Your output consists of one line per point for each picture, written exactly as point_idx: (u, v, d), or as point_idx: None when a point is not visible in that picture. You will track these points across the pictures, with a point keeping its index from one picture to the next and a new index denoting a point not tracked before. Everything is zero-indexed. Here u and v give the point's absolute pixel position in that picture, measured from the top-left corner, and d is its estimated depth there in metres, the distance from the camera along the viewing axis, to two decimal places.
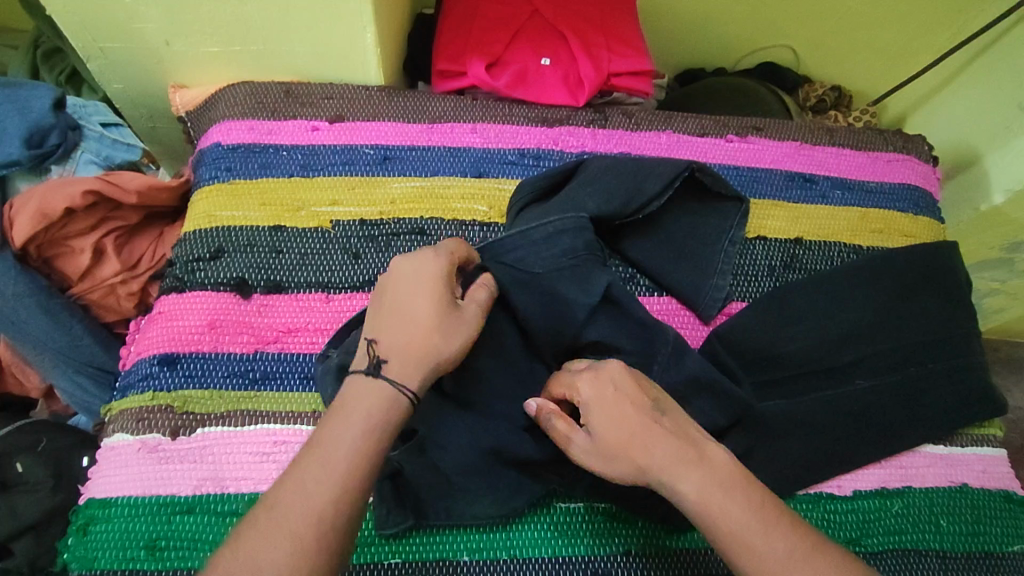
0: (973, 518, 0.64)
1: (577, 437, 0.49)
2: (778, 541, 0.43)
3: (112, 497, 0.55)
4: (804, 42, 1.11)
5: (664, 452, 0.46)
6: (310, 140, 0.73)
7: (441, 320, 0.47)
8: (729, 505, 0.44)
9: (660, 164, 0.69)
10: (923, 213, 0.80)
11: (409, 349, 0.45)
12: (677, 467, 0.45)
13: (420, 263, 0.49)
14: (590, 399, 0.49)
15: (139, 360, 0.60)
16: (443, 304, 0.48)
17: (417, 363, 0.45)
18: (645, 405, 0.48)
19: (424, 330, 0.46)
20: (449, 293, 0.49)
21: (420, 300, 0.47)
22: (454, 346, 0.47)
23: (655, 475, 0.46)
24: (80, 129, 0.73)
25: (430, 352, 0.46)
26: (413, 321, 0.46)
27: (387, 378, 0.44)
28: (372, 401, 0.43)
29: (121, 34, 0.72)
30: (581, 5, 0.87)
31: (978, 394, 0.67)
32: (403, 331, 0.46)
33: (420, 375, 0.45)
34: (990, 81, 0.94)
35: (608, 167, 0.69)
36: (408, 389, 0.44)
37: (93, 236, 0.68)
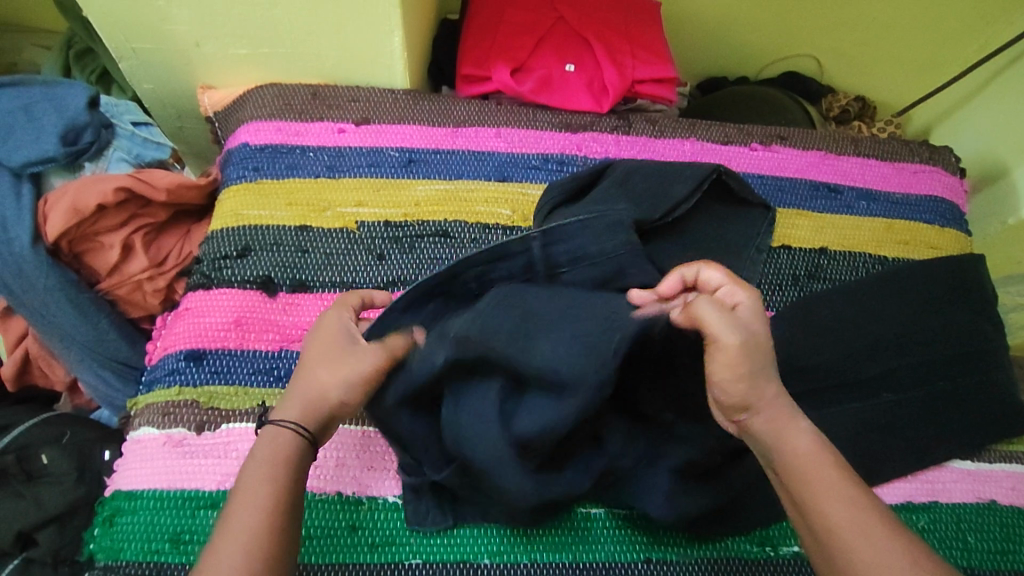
0: (1001, 536, 0.62)
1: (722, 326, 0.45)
2: (866, 513, 0.42)
3: (138, 489, 0.55)
4: (828, 52, 1.10)
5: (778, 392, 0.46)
6: (336, 142, 0.74)
7: (319, 360, 0.51)
8: (827, 473, 0.44)
9: (686, 167, 0.68)
10: (950, 224, 0.80)
11: (295, 392, 0.49)
12: (784, 410, 0.46)
13: (314, 321, 0.54)
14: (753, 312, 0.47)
15: (166, 355, 0.61)
16: (323, 344, 0.51)
17: (302, 403, 0.49)
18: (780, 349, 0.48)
19: (306, 377, 0.50)
20: (331, 336, 0.52)
21: (308, 351, 0.52)
22: (340, 379, 0.50)
23: (761, 410, 0.46)
24: (113, 128, 0.74)
25: (316, 390, 0.49)
26: (301, 372, 0.51)
27: (271, 422, 0.48)
28: (277, 440, 0.47)
29: (153, 35, 0.73)
30: (606, 12, 0.87)
31: (1006, 409, 0.66)
32: (294, 380, 0.50)
33: (298, 412, 0.49)
34: (1018, 93, 0.94)
35: (634, 170, 0.68)
36: (288, 426, 0.48)
37: (122, 233, 0.69)
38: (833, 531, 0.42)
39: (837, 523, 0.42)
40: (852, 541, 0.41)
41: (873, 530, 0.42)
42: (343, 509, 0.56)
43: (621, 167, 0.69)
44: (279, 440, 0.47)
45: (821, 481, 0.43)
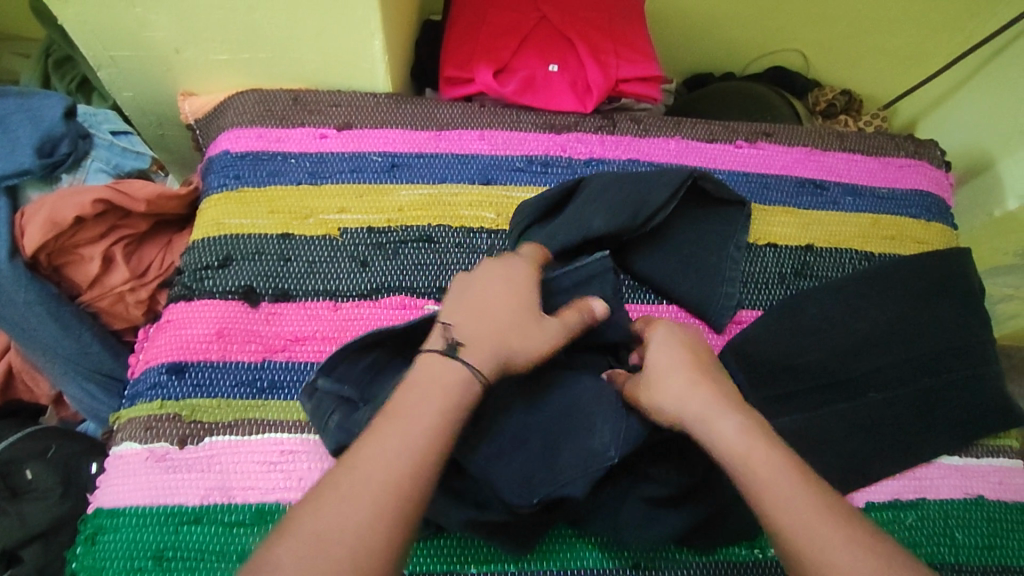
0: (988, 531, 0.62)
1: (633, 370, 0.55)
2: (800, 492, 0.43)
3: (120, 506, 0.55)
4: (814, 46, 1.10)
5: (703, 398, 0.50)
6: (318, 148, 0.73)
7: (523, 323, 0.50)
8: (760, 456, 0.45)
9: (664, 171, 0.69)
10: (936, 218, 0.79)
11: (487, 337, 0.48)
12: (712, 411, 0.49)
13: (510, 274, 0.54)
14: (656, 336, 0.55)
15: (148, 368, 0.61)
16: (530, 309, 0.52)
17: (490, 350, 0.48)
18: (699, 360, 0.53)
19: (500, 324, 0.49)
20: (531, 301, 0.52)
21: (503, 301, 0.51)
22: (530, 347, 0.50)
23: (689, 416, 0.49)
24: (90, 138, 0.74)
25: (505, 342, 0.49)
26: (490, 316, 0.50)
27: (465, 360, 0.46)
28: (451, 378, 0.46)
29: (131, 42, 0.72)
30: (589, 11, 0.87)
31: (993, 404, 0.66)
32: (477, 322, 0.49)
33: (492, 361, 0.47)
34: (1003, 85, 0.94)
35: (610, 181, 0.68)
36: (479, 373, 0.46)
37: (103, 245, 0.68)
38: (770, 519, 0.43)
39: (771, 511, 0.43)
40: (788, 527, 0.42)
41: (810, 515, 0.42)
42: None
43: (595, 179, 0.69)
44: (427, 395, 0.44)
45: (754, 471, 0.45)
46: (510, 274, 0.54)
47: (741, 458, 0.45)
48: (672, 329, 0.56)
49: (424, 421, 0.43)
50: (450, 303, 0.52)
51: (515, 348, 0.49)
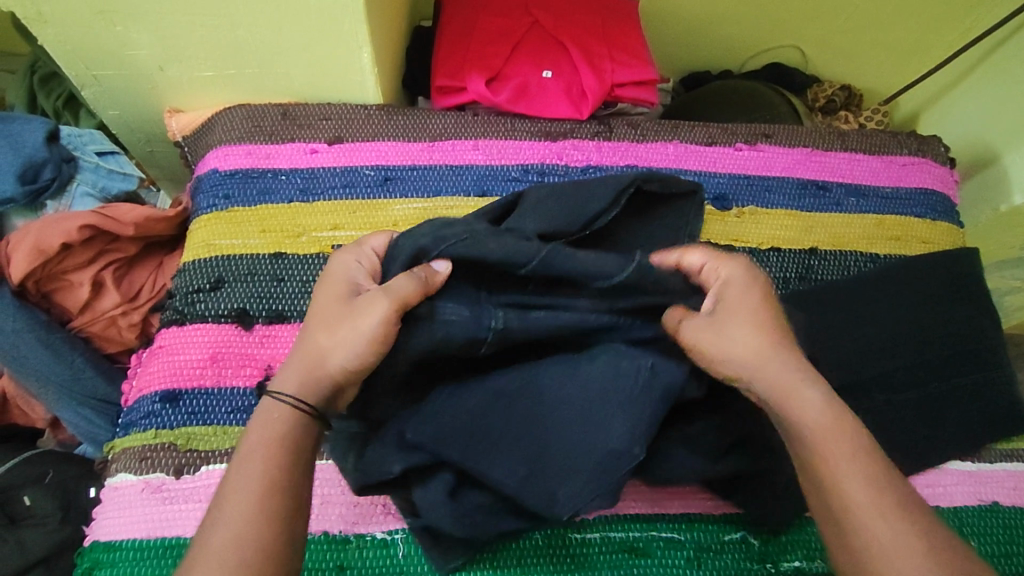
0: (1005, 538, 0.61)
1: (695, 317, 0.49)
2: (878, 473, 0.42)
3: (116, 540, 0.53)
4: (811, 42, 1.08)
5: (783, 365, 0.46)
6: (309, 163, 0.71)
7: (326, 319, 0.48)
8: (838, 428, 0.43)
9: (600, 180, 0.60)
10: (942, 217, 0.78)
11: (297, 355, 0.48)
12: (791, 378, 0.45)
13: (325, 277, 0.52)
14: (737, 284, 0.49)
15: (140, 397, 0.59)
16: (333, 304, 0.49)
17: (298, 370, 0.47)
18: (777, 319, 0.48)
19: (307, 340, 0.48)
20: (340, 295, 0.49)
21: (314, 311, 0.49)
22: (338, 341, 0.46)
23: (765, 381, 0.46)
24: (75, 161, 0.74)
25: (313, 353, 0.47)
26: (304, 333, 0.49)
27: (273, 386, 0.47)
28: (267, 416, 0.45)
29: (114, 60, 0.70)
30: (581, 15, 0.85)
31: (1005, 406, 0.65)
32: (296, 343, 0.49)
33: (298, 379, 0.46)
34: (1005, 78, 0.92)
35: (546, 193, 0.59)
36: (288, 395, 0.45)
37: (91, 270, 0.67)
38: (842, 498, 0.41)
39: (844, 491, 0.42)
40: (863, 508, 0.41)
41: (882, 496, 0.41)
42: (330, 549, 0.54)
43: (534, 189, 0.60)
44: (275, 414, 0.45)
45: (832, 452, 0.43)
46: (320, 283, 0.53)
47: (816, 432, 0.43)
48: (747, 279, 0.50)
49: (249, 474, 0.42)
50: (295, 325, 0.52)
51: (319, 349, 0.47)
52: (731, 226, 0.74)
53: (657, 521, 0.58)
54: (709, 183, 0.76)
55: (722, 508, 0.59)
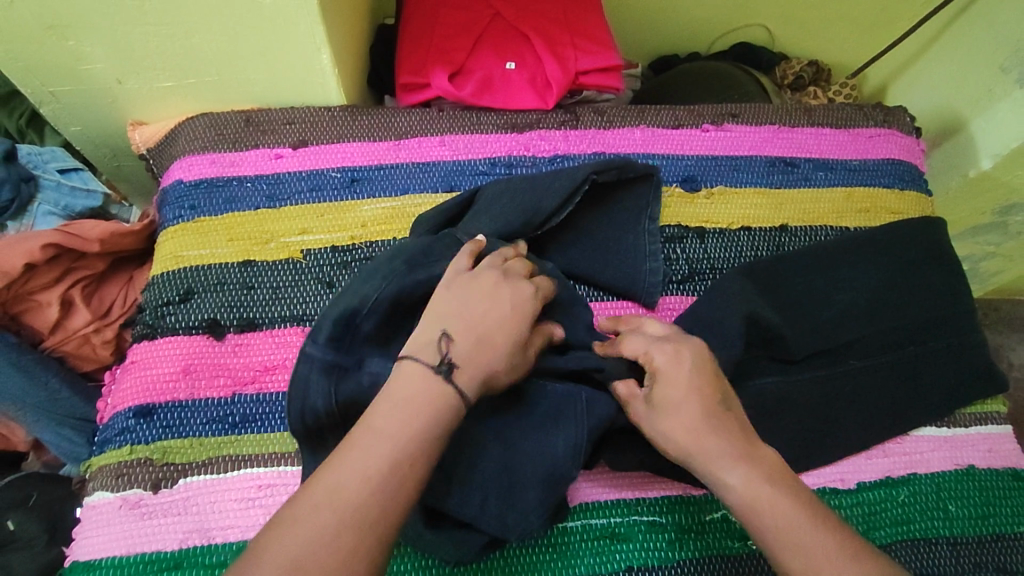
0: (981, 501, 0.62)
1: (635, 406, 0.51)
2: (820, 546, 0.43)
3: (95, 558, 0.53)
4: (777, 19, 1.08)
5: (722, 442, 0.47)
6: (274, 169, 0.71)
7: (509, 337, 0.48)
8: (773, 501, 0.45)
9: (554, 177, 0.63)
10: (909, 186, 0.78)
11: (478, 361, 0.46)
12: (728, 455, 0.47)
13: (514, 288, 0.51)
14: (660, 372, 0.50)
15: (115, 413, 0.59)
16: (522, 329, 0.49)
17: (479, 376, 0.45)
18: (711, 392, 0.49)
19: (492, 345, 0.47)
20: (527, 321, 0.50)
21: (493, 321, 0.48)
22: (513, 373, 0.48)
23: (702, 461, 0.47)
24: (35, 179, 0.74)
25: (492, 366, 0.46)
26: (484, 334, 0.47)
27: (455, 385, 0.44)
28: (423, 409, 0.43)
29: (70, 76, 0.70)
30: (543, 4, 0.85)
31: (976, 369, 0.66)
32: (473, 339, 0.46)
33: (478, 386, 0.45)
34: (968, 45, 0.92)
35: (500, 192, 0.64)
36: (467, 401, 0.44)
37: (59, 289, 0.67)
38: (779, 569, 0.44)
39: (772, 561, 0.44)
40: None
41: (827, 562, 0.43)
42: None
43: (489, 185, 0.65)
44: (417, 401, 0.43)
45: (777, 524, 0.44)
46: (477, 281, 0.50)
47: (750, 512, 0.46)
48: (674, 357, 0.51)
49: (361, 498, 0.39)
50: (449, 305, 0.48)
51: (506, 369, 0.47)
52: (701, 207, 0.74)
53: (637, 505, 0.58)
54: (677, 166, 0.76)
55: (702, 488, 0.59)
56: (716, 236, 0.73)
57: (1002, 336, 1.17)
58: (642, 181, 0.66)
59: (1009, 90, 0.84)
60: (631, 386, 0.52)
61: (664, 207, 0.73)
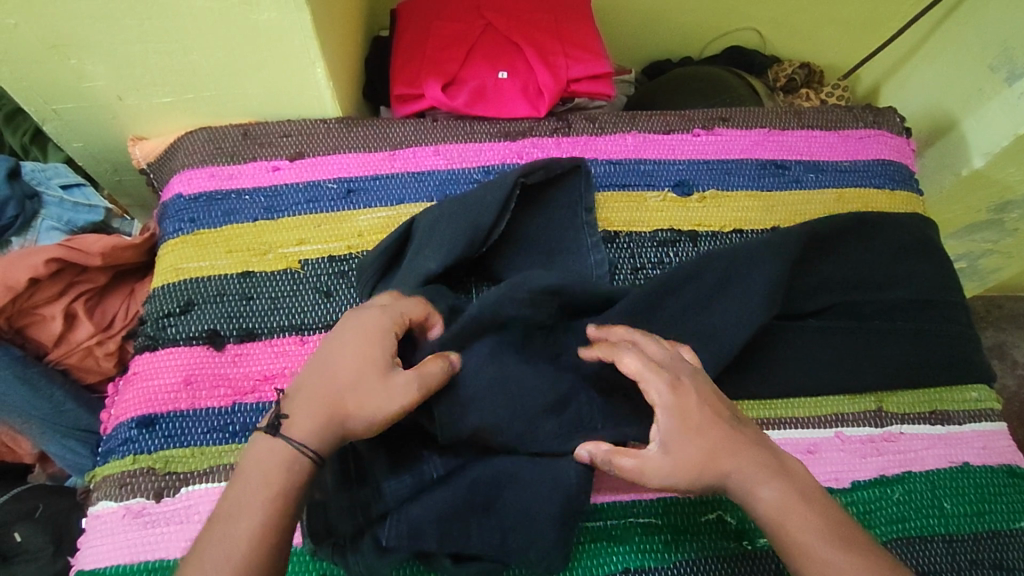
0: (976, 497, 0.62)
1: (651, 465, 0.48)
2: (852, 559, 0.45)
3: (100, 567, 0.54)
4: (767, 23, 1.09)
5: (749, 456, 0.48)
6: (271, 181, 0.72)
7: (356, 379, 0.47)
8: (805, 516, 0.46)
9: (486, 192, 0.65)
10: (900, 186, 0.79)
11: (322, 409, 0.46)
12: (756, 473, 0.48)
13: (363, 320, 0.51)
14: (668, 408, 0.49)
15: (118, 424, 0.60)
16: (374, 362, 0.48)
17: (322, 424, 0.46)
18: (723, 414, 0.50)
19: (338, 388, 0.47)
20: (384, 355, 0.49)
21: (346, 358, 0.48)
22: (370, 410, 0.46)
23: (735, 478, 0.48)
24: (38, 197, 0.76)
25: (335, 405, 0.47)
26: (332, 379, 0.47)
27: (291, 441, 0.45)
28: (274, 464, 0.45)
29: (72, 94, 0.71)
30: (533, 13, 0.86)
31: (966, 364, 0.67)
32: (319, 385, 0.47)
33: (322, 438, 0.46)
34: (957, 45, 0.93)
35: (436, 219, 0.65)
36: (308, 451, 0.45)
37: (62, 303, 0.68)
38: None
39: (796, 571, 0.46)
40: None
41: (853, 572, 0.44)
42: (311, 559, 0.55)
43: (423, 215, 0.66)
44: (272, 456, 0.45)
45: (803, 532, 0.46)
46: (348, 327, 0.51)
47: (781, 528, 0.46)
48: (676, 389, 0.49)
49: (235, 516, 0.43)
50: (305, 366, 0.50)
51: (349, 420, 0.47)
52: (693, 211, 0.75)
53: (634, 507, 0.59)
54: (669, 170, 0.77)
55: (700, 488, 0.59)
56: (709, 240, 0.73)
57: (1003, 333, 1.17)
58: (572, 174, 0.69)
59: (998, 89, 0.84)
60: (636, 454, 0.49)
61: (658, 211, 0.74)
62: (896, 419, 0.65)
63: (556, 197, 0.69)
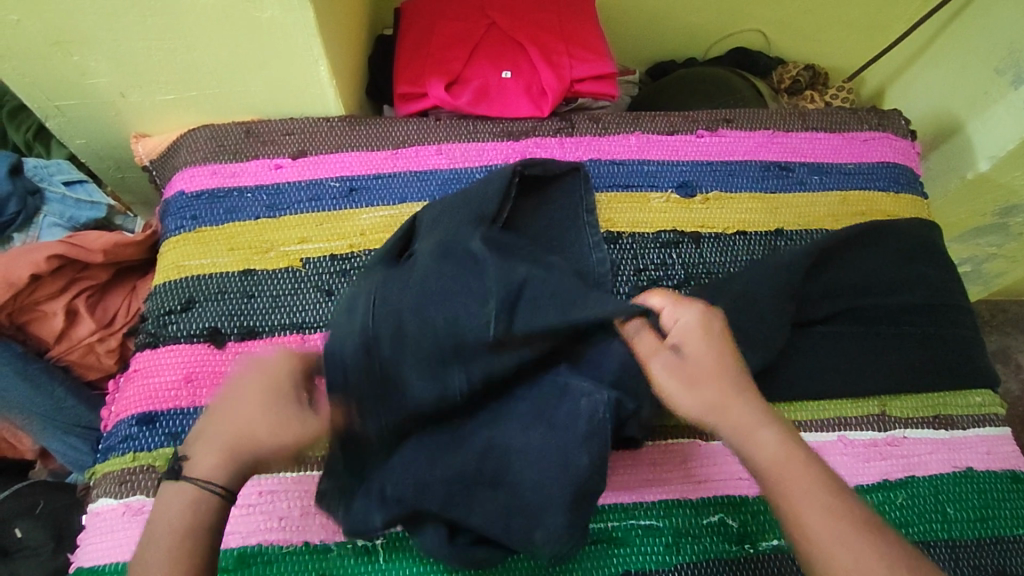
0: (980, 503, 0.62)
1: (662, 358, 0.50)
2: (842, 513, 0.43)
3: (100, 564, 0.54)
4: (772, 24, 1.09)
5: (748, 404, 0.47)
6: (273, 179, 0.72)
7: (247, 414, 0.49)
8: (801, 468, 0.45)
9: (490, 185, 0.63)
10: (905, 189, 0.79)
11: (205, 451, 0.48)
12: (756, 418, 0.47)
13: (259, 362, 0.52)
14: (687, 330, 0.50)
15: (118, 421, 0.60)
16: (267, 398, 0.49)
17: (224, 459, 0.48)
18: (735, 361, 0.50)
19: (224, 427, 0.49)
20: (281, 388, 0.50)
21: (241, 397, 0.50)
22: (263, 442, 0.48)
23: (733, 420, 0.47)
24: (41, 193, 0.76)
25: (236, 438, 0.48)
26: (216, 420, 0.49)
27: (193, 479, 0.47)
28: (183, 500, 0.47)
29: (75, 91, 0.71)
30: (538, 13, 0.86)
31: (971, 368, 0.67)
32: (205, 428, 0.49)
33: (229, 470, 0.48)
34: (964, 47, 0.93)
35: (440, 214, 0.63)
36: (213, 485, 0.47)
37: (63, 299, 0.68)
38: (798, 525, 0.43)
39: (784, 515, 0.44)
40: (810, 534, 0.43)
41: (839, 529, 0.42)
42: (309, 559, 0.55)
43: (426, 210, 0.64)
44: (180, 492, 0.47)
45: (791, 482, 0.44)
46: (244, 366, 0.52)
47: (775, 471, 0.45)
48: (702, 320, 0.51)
49: (155, 546, 0.45)
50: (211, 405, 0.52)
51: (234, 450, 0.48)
52: (696, 213, 0.74)
53: (635, 509, 0.58)
54: (673, 171, 0.77)
55: (700, 491, 0.59)
56: (712, 242, 0.73)
57: (1007, 337, 1.17)
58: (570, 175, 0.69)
59: (1004, 92, 0.84)
60: (654, 343, 0.50)
61: (661, 213, 0.74)
62: (899, 423, 0.64)
63: (559, 197, 0.68)
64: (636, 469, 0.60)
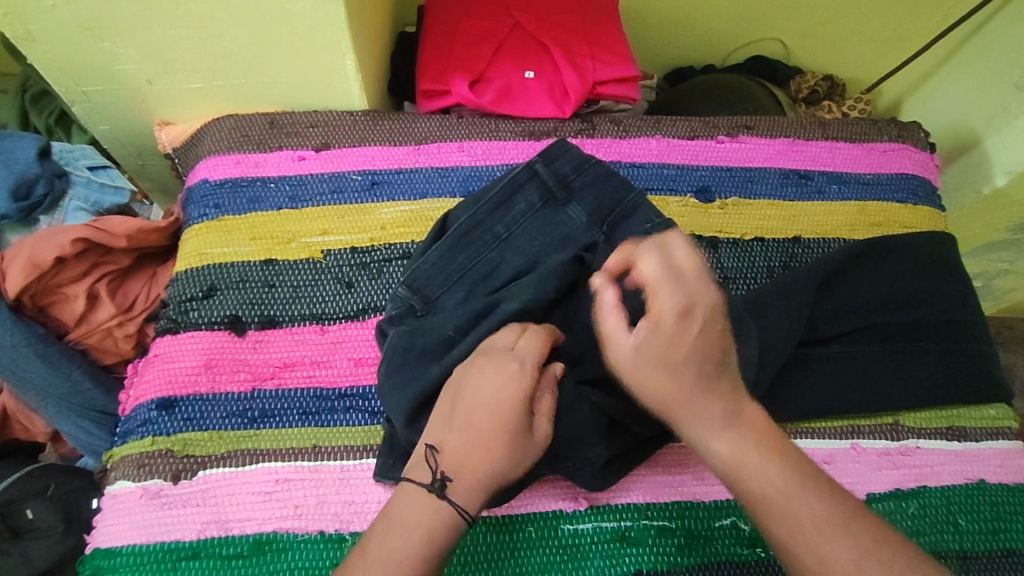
0: (991, 515, 0.62)
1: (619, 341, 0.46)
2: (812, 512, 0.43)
3: (116, 546, 0.55)
4: (792, 33, 1.09)
5: (703, 411, 0.45)
6: (297, 171, 0.72)
7: (503, 420, 0.46)
8: (757, 473, 0.44)
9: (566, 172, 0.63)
10: (923, 202, 0.79)
11: (473, 469, 0.46)
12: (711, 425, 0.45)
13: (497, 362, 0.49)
14: (666, 322, 0.43)
15: (138, 405, 0.60)
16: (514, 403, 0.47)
17: (479, 487, 0.46)
18: (706, 352, 0.44)
19: (479, 441, 0.46)
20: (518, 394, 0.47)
21: (480, 410, 0.47)
22: (516, 451, 0.46)
23: (690, 431, 0.45)
24: (66, 176, 0.77)
25: (487, 469, 0.46)
26: (473, 436, 0.46)
27: (454, 502, 0.45)
28: (432, 521, 0.44)
29: (104, 76, 0.72)
30: (561, 15, 0.86)
31: (985, 381, 0.67)
32: (466, 448, 0.46)
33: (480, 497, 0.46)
34: (983, 63, 0.93)
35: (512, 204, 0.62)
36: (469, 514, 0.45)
37: (85, 282, 0.69)
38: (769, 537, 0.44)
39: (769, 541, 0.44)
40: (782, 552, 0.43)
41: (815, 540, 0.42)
42: (324, 547, 0.55)
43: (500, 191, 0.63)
44: (430, 518, 0.44)
45: (762, 501, 0.44)
46: (479, 383, 0.48)
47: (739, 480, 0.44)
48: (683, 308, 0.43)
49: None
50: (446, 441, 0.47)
51: (507, 464, 0.46)
52: (714, 218, 0.75)
53: (648, 510, 0.59)
54: (692, 176, 0.77)
55: (712, 494, 0.60)
56: (730, 246, 0.73)
57: (1014, 355, 1.17)
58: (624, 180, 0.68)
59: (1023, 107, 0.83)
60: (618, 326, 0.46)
61: (680, 216, 0.74)
62: (912, 433, 0.65)
63: None
64: (650, 472, 0.60)
